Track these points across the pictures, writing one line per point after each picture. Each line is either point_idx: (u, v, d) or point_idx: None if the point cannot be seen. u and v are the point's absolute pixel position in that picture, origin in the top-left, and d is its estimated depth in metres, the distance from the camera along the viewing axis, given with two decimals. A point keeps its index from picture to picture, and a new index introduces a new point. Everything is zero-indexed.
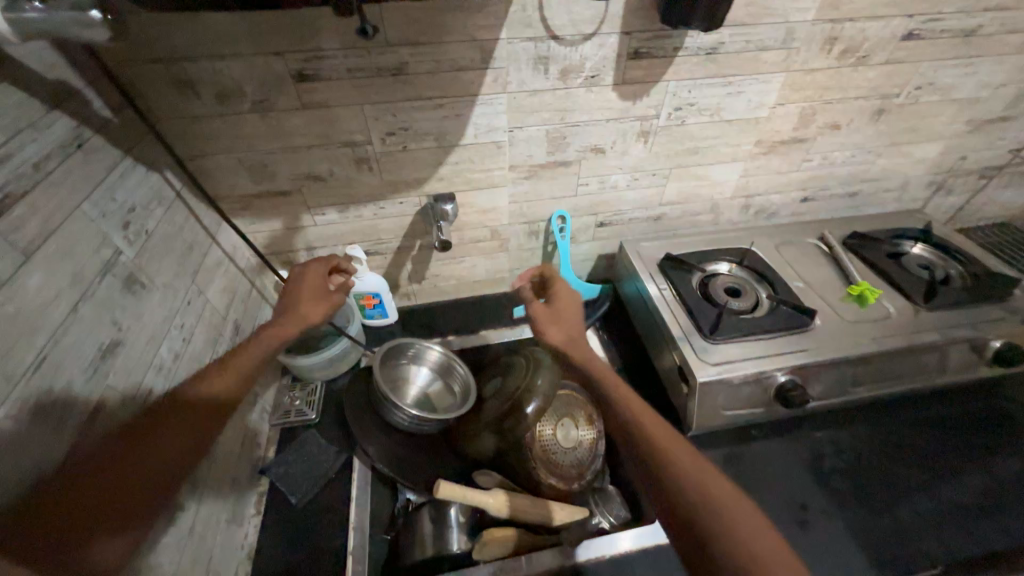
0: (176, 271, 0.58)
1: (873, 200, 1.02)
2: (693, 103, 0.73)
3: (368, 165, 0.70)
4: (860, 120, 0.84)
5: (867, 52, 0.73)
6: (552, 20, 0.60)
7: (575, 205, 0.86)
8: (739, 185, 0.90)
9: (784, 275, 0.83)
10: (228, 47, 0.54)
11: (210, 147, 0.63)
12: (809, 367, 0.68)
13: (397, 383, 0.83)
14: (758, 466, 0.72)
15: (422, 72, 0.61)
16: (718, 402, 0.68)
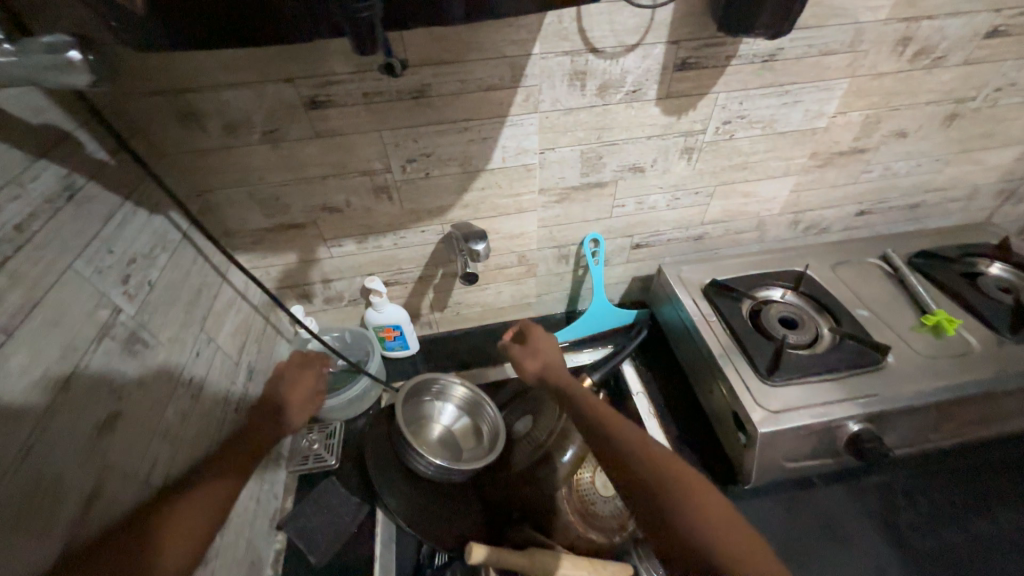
0: (181, 322, 0.53)
1: (937, 211, 0.92)
2: (744, 115, 0.66)
3: (387, 195, 0.65)
4: (929, 126, 0.75)
5: (944, 52, 0.64)
6: (591, 31, 0.53)
7: (610, 226, 0.79)
8: (789, 200, 0.82)
9: (845, 303, 0.75)
10: (233, 76, 0.49)
11: (218, 181, 0.58)
12: (884, 413, 0.61)
13: (421, 422, 0.78)
14: (823, 523, 0.64)
15: (445, 94, 0.55)
16: (778, 453, 0.61)
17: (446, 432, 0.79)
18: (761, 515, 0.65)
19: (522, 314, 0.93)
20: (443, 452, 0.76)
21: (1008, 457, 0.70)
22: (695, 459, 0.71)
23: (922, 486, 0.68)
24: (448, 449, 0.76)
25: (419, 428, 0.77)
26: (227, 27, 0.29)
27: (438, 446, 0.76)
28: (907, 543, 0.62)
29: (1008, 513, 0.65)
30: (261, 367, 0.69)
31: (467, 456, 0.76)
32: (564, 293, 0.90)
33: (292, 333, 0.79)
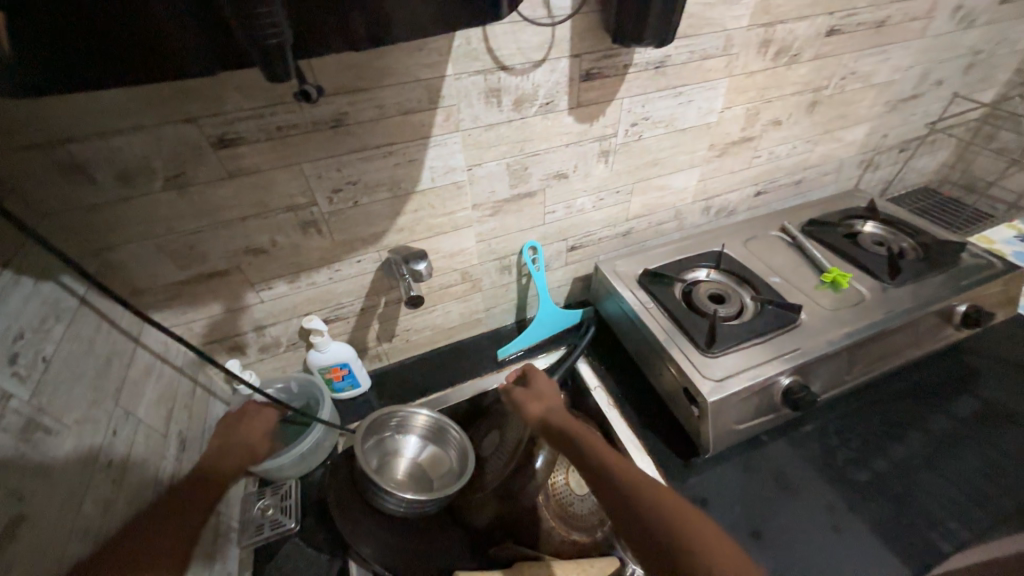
0: (90, 399, 0.47)
1: (818, 185, 1.06)
2: (648, 117, 0.72)
3: (316, 229, 0.62)
4: (798, 113, 0.87)
5: (798, 51, 0.76)
6: (499, 51, 0.56)
7: (545, 233, 0.82)
8: (699, 189, 0.90)
9: (760, 273, 0.83)
10: (125, 121, 0.46)
11: (118, 236, 0.53)
12: (808, 364, 0.68)
13: (386, 460, 0.75)
14: (776, 475, 0.70)
15: (364, 121, 0.55)
16: (729, 418, 0.66)
17: (414, 465, 0.76)
18: (725, 480, 0.70)
19: (474, 330, 0.92)
20: (412, 486, 0.74)
21: (907, 384, 0.81)
22: (658, 440, 0.74)
23: (848, 424, 0.76)
24: (418, 483, 0.74)
25: (384, 466, 0.74)
26: (117, 65, 0.28)
27: (407, 482, 0.74)
28: (846, 476, 0.70)
29: (917, 432, 0.75)
30: (194, 433, 0.63)
31: (438, 485, 0.74)
32: (511, 303, 0.91)
33: (228, 390, 0.73)
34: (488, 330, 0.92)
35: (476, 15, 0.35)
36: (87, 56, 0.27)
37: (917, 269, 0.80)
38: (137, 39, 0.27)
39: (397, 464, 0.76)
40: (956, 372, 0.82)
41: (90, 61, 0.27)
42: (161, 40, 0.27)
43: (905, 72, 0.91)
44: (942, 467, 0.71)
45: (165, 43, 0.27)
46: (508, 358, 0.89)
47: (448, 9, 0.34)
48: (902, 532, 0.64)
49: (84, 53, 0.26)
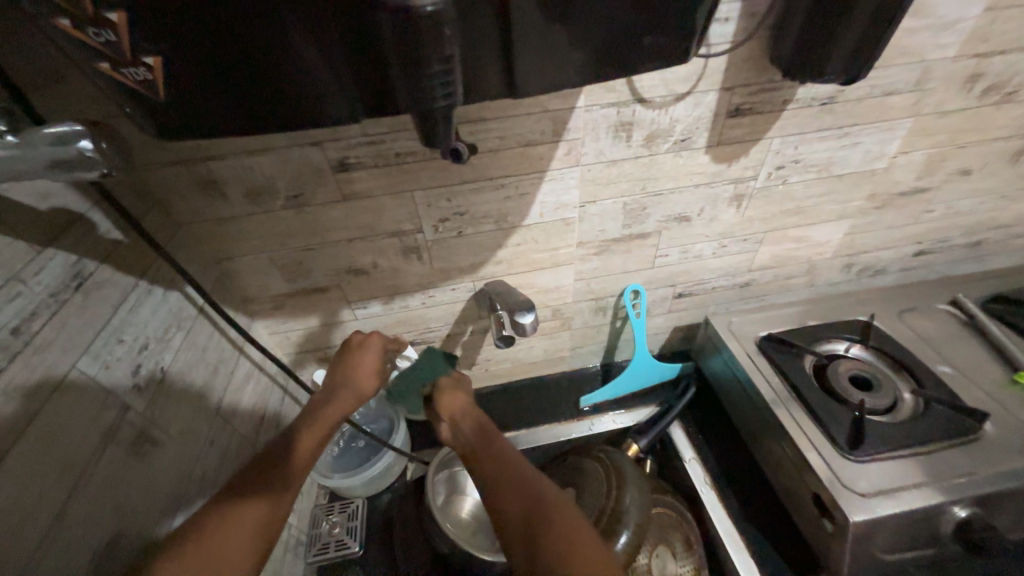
0: (195, 408, 0.48)
1: (1002, 248, 0.85)
2: (799, 159, 0.61)
3: (417, 255, 0.60)
4: (997, 162, 0.69)
5: (1016, 88, 0.59)
6: (640, 82, 0.49)
7: (651, 277, 0.73)
8: (843, 243, 0.76)
9: (923, 357, 0.67)
10: (259, 142, 0.46)
11: (238, 248, 0.54)
12: (993, 496, 0.52)
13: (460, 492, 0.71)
14: None
15: (482, 151, 0.51)
16: (873, 545, 0.52)
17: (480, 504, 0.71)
18: None
19: (556, 367, 0.86)
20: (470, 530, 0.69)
21: None
22: (765, 543, 0.62)
23: None
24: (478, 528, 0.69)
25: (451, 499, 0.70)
26: (261, 105, 0.25)
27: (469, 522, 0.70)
28: None
29: None
30: None
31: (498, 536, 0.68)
32: (600, 345, 0.84)
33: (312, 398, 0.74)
34: (570, 370, 0.86)
35: (647, 55, 0.29)
36: (240, 101, 0.25)
37: None
38: (287, 85, 0.25)
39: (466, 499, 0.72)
40: None
41: (237, 106, 0.25)
42: (311, 86, 0.25)
43: None
44: None
45: (313, 90, 0.25)
46: (591, 407, 0.82)
47: (615, 44, 0.28)
48: None
49: (233, 95, 0.25)
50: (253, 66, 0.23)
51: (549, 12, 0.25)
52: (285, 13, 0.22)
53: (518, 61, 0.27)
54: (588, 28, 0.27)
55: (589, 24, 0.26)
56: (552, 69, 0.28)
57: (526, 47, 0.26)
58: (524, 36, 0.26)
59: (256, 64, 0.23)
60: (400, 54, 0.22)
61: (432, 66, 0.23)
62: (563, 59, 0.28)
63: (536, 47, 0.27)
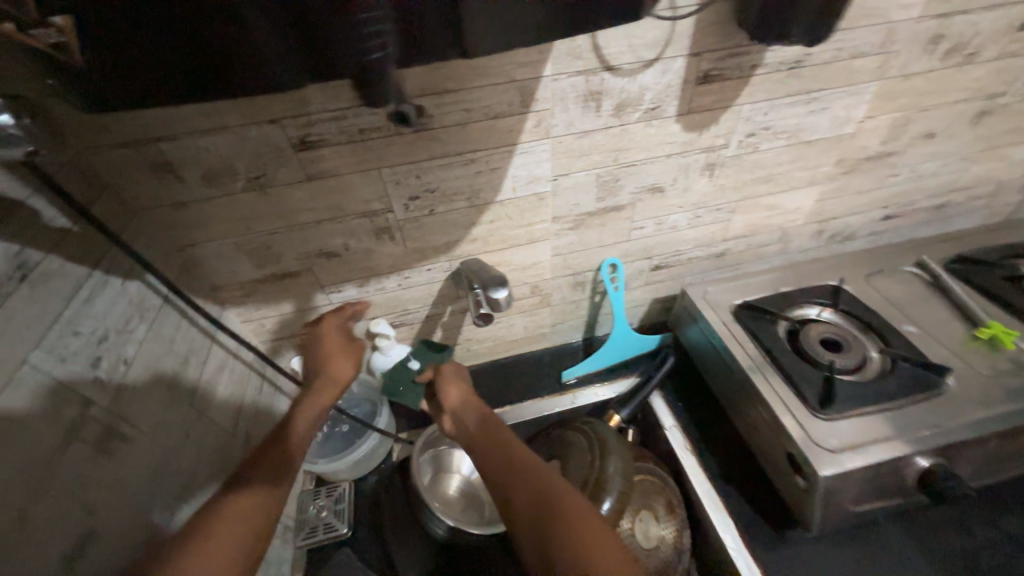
0: (167, 400, 0.47)
1: (963, 210, 0.88)
2: (769, 126, 0.61)
3: (389, 235, 0.59)
4: (958, 125, 0.71)
5: (976, 48, 0.60)
6: (607, 48, 0.48)
7: (627, 250, 0.73)
8: (813, 210, 0.77)
9: (888, 317, 0.69)
10: (212, 120, 0.44)
11: (201, 234, 0.52)
12: (954, 444, 0.55)
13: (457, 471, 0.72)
14: (892, 568, 0.58)
15: (449, 125, 0.50)
16: (843, 498, 0.55)
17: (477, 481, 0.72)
18: (826, 563, 0.59)
19: (538, 344, 0.86)
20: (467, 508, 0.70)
21: None
22: (742, 502, 0.65)
23: (994, 520, 0.62)
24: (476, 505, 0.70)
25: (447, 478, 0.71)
26: (195, 70, 0.24)
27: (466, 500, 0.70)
28: None
29: None
30: (258, 431, 0.62)
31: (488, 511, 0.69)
32: (580, 320, 0.84)
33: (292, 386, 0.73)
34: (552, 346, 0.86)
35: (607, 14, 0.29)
36: (170, 65, 0.23)
37: None
38: (219, 48, 0.23)
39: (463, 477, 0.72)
40: None
41: (168, 71, 0.23)
42: (246, 52, 0.23)
43: None
44: None
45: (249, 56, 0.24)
46: (573, 381, 0.84)
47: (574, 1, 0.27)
48: None
49: (164, 60, 0.23)
50: (179, 26, 0.22)
51: None
52: None
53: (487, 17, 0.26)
54: None
55: None
56: (515, 27, 0.28)
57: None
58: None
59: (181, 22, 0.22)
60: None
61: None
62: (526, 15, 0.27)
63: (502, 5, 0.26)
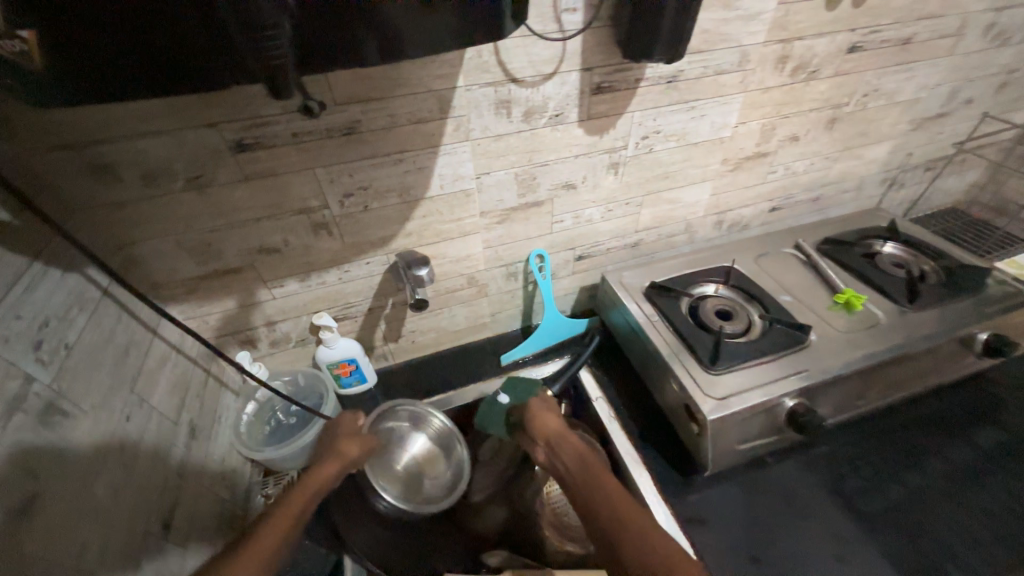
0: (109, 386, 0.50)
1: (836, 201, 1.04)
2: (660, 130, 0.72)
3: (327, 230, 0.64)
4: (816, 129, 0.85)
5: (817, 67, 0.74)
6: (510, 64, 0.57)
7: (552, 242, 0.82)
8: (710, 203, 0.90)
9: (769, 290, 0.82)
10: (151, 124, 0.48)
11: (140, 233, 0.56)
12: (815, 387, 0.66)
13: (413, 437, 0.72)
14: (778, 497, 0.69)
15: (377, 128, 0.56)
16: (729, 438, 0.65)
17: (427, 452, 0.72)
18: (725, 499, 0.69)
19: (479, 334, 0.93)
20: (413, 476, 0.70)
21: (926, 413, 0.78)
22: (657, 455, 0.74)
23: (858, 451, 0.74)
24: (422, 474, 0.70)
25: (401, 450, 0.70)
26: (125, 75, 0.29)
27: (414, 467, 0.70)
28: (854, 506, 0.68)
29: (931, 460, 0.72)
30: (204, 423, 0.65)
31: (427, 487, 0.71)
32: (517, 309, 0.92)
33: (239, 383, 0.76)
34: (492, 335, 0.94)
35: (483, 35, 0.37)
36: (103, 69, 0.28)
37: (937, 295, 0.78)
38: (146, 57, 0.28)
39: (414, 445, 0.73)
40: (975, 402, 0.80)
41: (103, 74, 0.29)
42: (168, 61, 0.29)
43: (932, 90, 0.89)
44: (957, 496, 0.68)
45: (171, 65, 0.29)
46: (512, 364, 0.90)
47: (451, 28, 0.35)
48: (912, 566, 0.62)
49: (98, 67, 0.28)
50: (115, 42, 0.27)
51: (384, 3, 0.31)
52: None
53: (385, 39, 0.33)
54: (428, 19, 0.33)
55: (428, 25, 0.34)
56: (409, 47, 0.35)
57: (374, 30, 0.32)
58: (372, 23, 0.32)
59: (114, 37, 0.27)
60: (235, 18, 0.27)
61: (265, 28, 0.28)
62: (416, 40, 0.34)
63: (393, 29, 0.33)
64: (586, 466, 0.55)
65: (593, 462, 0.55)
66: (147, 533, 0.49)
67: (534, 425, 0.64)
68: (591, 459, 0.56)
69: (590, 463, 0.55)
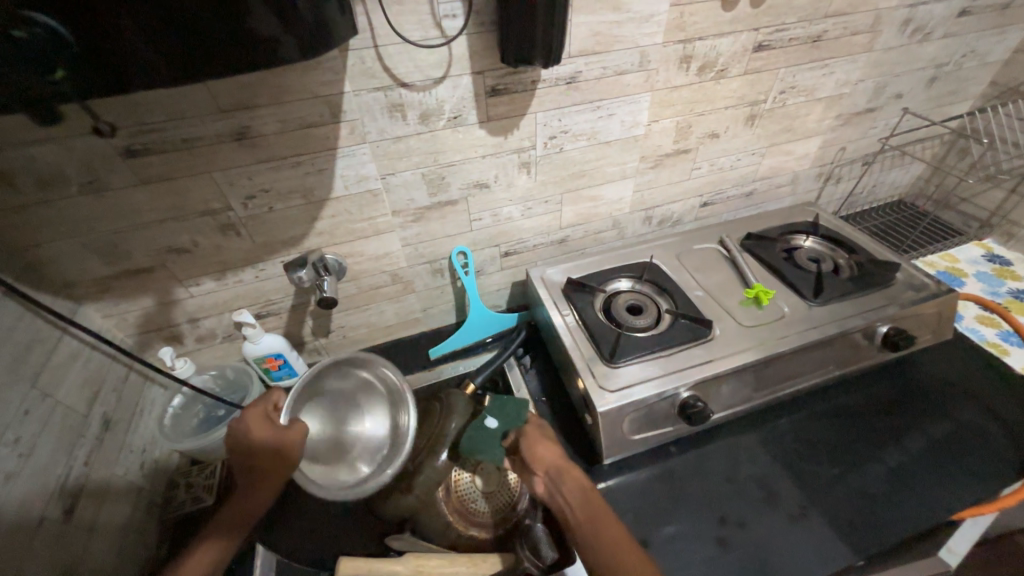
0: (4, 381, 0.53)
1: (770, 197, 1.06)
2: (567, 130, 0.74)
3: (235, 231, 0.67)
4: (735, 127, 0.87)
5: (724, 66, 0.76)
6: (396, 69, 0.58)
7: (474, 239, 0.84)
8: (635, 200, 0.92)
9: (684, 285, 0.84)
10: (37, 132, 0.51)
11: (43, 235, 0.58)
12: (709, 379, 0.69)
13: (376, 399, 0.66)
14: (677, 484, 0.72)
15: (268, 133, 0.59)
16: (623, 428, 0.68)
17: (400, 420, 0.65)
18: (624, 487, 0.72)
19: (412, 329, 0.96)
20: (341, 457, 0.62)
21: (832, 403, 0.81)
22: (567, 445, 0.77)
23: (761, 442, 0.77)
24: (367, 453, 0.63)
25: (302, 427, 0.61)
26: None
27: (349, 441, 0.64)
28: (746, 493, 0.71)
29: (832, 452, 0.75)
30: (121, 416, 0.68)
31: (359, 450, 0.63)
32: (449, 304, 0.95)
33: (167, 378, 0.79)
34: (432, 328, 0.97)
35: (315, 42, 0.39)
36: None
37: (844, 289, 0.80)
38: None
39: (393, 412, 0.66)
40: (883, 392, 0.82)
41: None
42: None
43: (855, 86, 0.90)
44: (850, 483, 0.71)
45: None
46: (441, 357, 0.93)
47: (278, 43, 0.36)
48: (793, 548, 0.64)
49: None
50: None
51: (179, 26, 0.32)
52: None
53: (198, 58, 0.34)
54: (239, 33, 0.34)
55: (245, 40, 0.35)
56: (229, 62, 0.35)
57: (178, 45, 0.33)
58: (173, 43, 0.33)
59: None
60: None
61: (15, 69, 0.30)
62: (240, 54, 0.35)
63: (209, 48, 0.34)
64: (583, 509, 0.57)
65: (590, 506, 0.57)
66: (43, 518, 0.52)
67: (534, 453, 0.63)
68: (589, 498, 0.58)
69: (585, 505, 0.57)
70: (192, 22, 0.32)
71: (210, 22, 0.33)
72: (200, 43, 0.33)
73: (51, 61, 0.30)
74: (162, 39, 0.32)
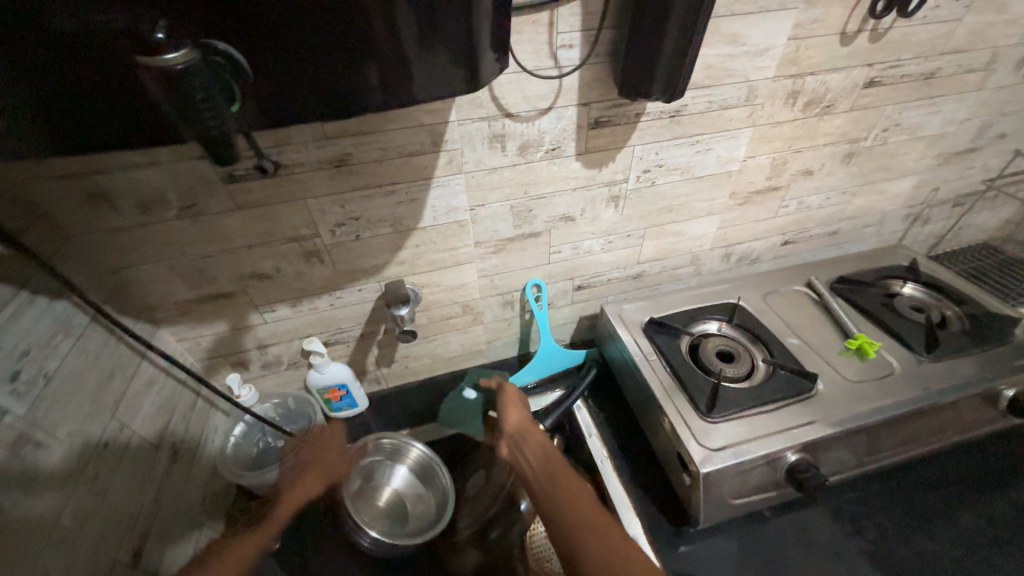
0: (87, 412, 0.50)
1: (854, 236, 1.00)
2: (662, 163, 0.70)
3: (318, 258, 0.64)
4: (831, 164, 0.82)
5: (831, 102, 0.71)
6: (504, 99, 0.56)
7: (550, 272, 0.80)
8: (718, 236, 0.87)
9: (777, 332, 0.78)
10: (144, 156, 0.49)
11: (134, 258, 0.56)
12: (820, 441, 0.63)
13: (415, 472, 0.75)
14: (775, 555, 0.65)
15: (368, 161, 0.56)
16: (723, 492, 0.61)
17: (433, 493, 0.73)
18: (716, 556, 0.65)
19: (475, 360, 0.92)
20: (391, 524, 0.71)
21: (943, 471, 0.73)
22: (649, 502, 0.71)
23: (868, 512, 0.69)
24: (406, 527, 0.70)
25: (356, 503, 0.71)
26: (125, 135, 0.31)
27: (393, 516, 0.72)
28: (858, 571, 0.63)
29: (949, 529, 0.67)
30: (188, 446, 0.65)
31: (402, 529, 0.70)
32: (514, 337, 0.90)
33: (231, 404, 0.76)
34: (512, 354, 0.93)
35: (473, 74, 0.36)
36: (107, 133, 0.31)
37: (958, 344, 0.73)
38: (77, 115, 0.29)
39: (427, 487, 0.74)
40: (999, 462, 0.74)
41: (106, 136, 0.31)
42: (103, 124, 0.30)
43: (960, 125, 0.85)
44: (972, 567, 0.63)
45: (106, 127, 0.30)
46: None
47: (438, 73, 0.34)
48: None
49: (103, 131, 0.30)
50: (121, 118, 0.30)
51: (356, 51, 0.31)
52: (122, 71, 0.28)
53: (369, 85, 0.33)
54: (412, 63, 0.33)
55: (416, 68, 0.33)
56: (395, 92, 0.34)
57: (350, 73, 0.32)
58: (349, 70, 0.31)
59: (118, 113, 0.30)
60: (168, 98, 0.27)
61: (203, 101, 0.28)
62: (412, 81, 0.34)
63: (382, 73, 0.32)
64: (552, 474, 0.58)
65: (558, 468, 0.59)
66: (114, 565, 0.49)
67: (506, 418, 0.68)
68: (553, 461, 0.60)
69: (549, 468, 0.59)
70: (367, 47, 0.31)
71: (387, 48, 0.31)
72: (371, 75, 0.32)
73: (233, 93, 0.30)
74: (334, 65, 0.31)
